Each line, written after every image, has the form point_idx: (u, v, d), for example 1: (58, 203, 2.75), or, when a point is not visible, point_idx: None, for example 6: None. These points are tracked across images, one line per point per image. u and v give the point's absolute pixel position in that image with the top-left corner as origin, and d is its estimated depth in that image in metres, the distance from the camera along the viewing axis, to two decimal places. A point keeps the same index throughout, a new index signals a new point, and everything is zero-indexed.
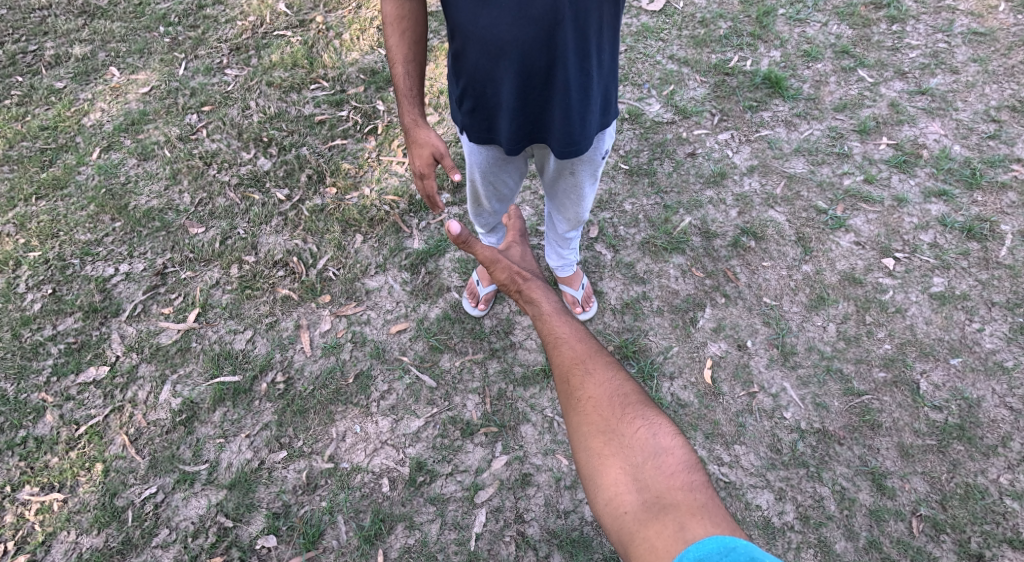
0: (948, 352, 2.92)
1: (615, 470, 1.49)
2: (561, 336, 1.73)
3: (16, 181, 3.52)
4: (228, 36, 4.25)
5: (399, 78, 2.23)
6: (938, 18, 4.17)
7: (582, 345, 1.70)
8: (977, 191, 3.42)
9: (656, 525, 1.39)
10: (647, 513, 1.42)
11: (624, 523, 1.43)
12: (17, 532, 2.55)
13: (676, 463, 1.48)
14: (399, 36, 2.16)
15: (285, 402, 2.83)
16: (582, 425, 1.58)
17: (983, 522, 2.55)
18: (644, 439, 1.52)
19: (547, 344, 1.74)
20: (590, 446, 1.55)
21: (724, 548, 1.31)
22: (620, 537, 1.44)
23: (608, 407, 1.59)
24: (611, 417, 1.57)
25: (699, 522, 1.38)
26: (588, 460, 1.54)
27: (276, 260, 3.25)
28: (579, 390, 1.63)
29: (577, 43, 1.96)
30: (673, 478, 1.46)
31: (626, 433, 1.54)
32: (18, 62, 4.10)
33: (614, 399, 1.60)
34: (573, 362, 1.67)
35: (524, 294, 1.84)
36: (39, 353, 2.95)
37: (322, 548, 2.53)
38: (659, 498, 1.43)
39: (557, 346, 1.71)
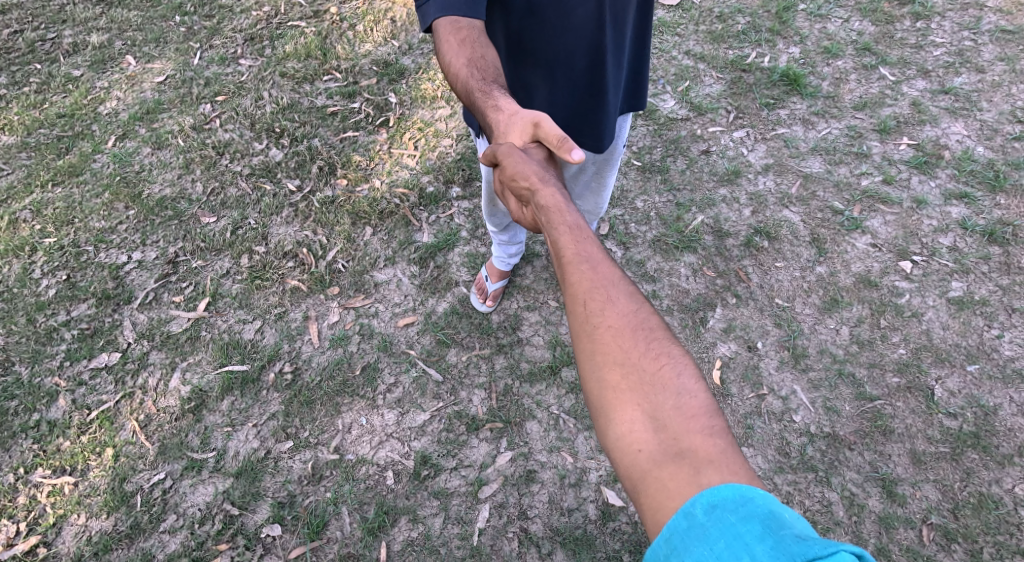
0: (965, 358, 2.86)
1: (631, 406, 1.22)
2: (581, 256, 1.41)
3: (33, 167, 3.56)
4: (243, 26, 4.27)
5: (466, 84, 1.85)
6: (964, 15, 4.10)
7: (602, 267, 1.38)
8: (1001, 194, 3.33)
9: (671, 467, 1.15)
10: (664, 457, 1.16)
11: (635, 466, 1.18)
12: (29, 514, 2.56)
13: (697, 406, 1.21)
14: (458, 47, 1.85)
15: (293, 392, 2.84)
16: (597, 358, 1.27)
17: (997, 533, 2.48)
18: (667, 378, 1.24)
19: (561, 260, 1.42)
20: (602, 380, 1.26)
21: (740, 499, 1.09)
22: (629, 481, 1.19)
23: (629, 337, 1.28)
24: (630, 349, 1.27)
25: (718, 463, 1.15)
26: (600, 395, 1.25)
27: (286, 250, 3.25)
28: (597, 318, 1.31)
29: (615, 41, 2.00)
30: (694, 420, 1.19)
31: (649, 371, 1.25)
32: (36, 49, 4.13)
33: (637, 332, 1.29)
34: (592, 284, 1.35)
35: (540, 205, 1.56)
36: (53, 339, 2.98)
37: (326, 539, 2.51)
38: (676, 441, 1.17)
39: (574, 264, 1.40)
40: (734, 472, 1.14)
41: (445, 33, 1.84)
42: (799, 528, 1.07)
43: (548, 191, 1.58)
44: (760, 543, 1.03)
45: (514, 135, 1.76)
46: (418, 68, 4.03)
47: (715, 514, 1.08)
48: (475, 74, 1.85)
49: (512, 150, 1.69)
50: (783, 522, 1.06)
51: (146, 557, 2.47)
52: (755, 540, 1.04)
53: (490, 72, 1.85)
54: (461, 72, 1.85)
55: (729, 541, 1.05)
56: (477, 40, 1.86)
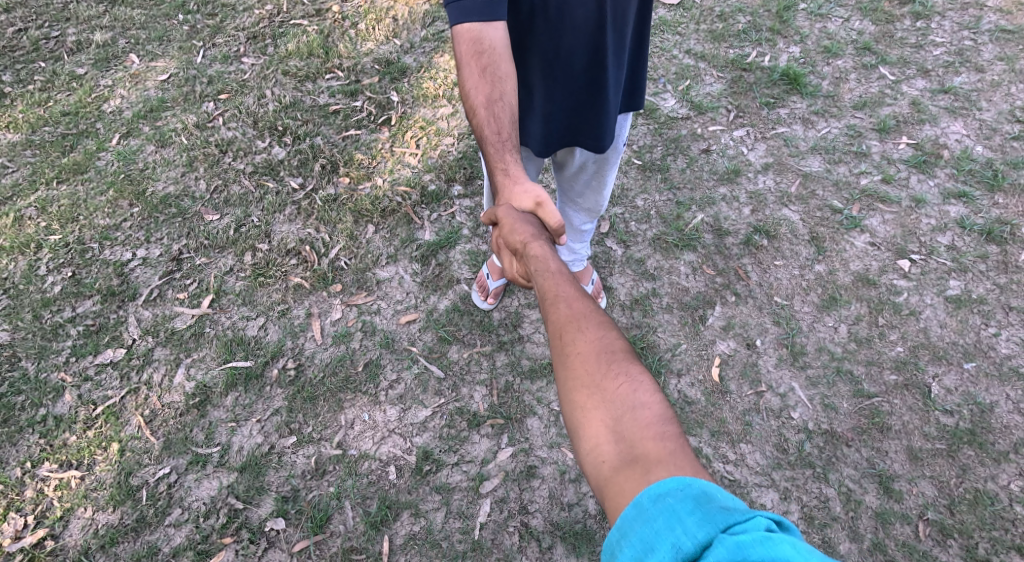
0: (962, 355, 2.89)
1: (593, 419, 1.33)
2: (560, 297, 1.60)
3: (38, 165, 3.59)
4: (246, 24, 4.30)
5: (480, 125, 1.92)
6: (964, 15, 4.12)
7: (575, 302, 1.55)
8: (999, 193, 3.36)
9: (626, 469, 1.25)
10: (621, 461, 1.27)
11: (598, 473, 1.29)
12: (35, 507, 2.59)
13: (651, 413, 1.31)
14: (478, 76, 1.88)
15: (296, 388, 2.86)
16: (567, 380, 1.41)
17: (992, 528, 2.50)
18: (626, 392, 1.34)
19: (545, 302, 1.62)
20: (572, 399, 1.38)
21: (680, 486, 1.18)
22: (596, 489, 1.30)
23: (595, 359, 1.41)
24: (596, 370, 1.39)
25: (667, 462, 1.24)
26: (569, 413, 1.38)
27: (289, 248, 3.28)
28: (568, 345, 1.46)
29: (615, 41, 2.03)
30: (648, 427, 1.29)
31: (609, 387, 1.36)
32: (40, 48, 4.16)
33: (601, 353, 1.42)
34: (565, 318, 1.52)
35: (532, 256, 1.79)
36: (58, 335, 3.01)
37: (329, 533, 2.54)
38: (631, 447, 1.28)
39: (553, 305, 1.59)
40: (682, 468, 1.24)
41: (466, 55, 1.85)
42: (730, 505, 1.15)
43: (538, 246, 1.81)
44: (691, 517, 1.13)
45: (518, 199, 1.95)
46: (420, 67, 4.05)
47: (659, 502, 1.17)
48: (491, 119, 1.91)
49: (511, 212, 1.94)
50: (715, 500, 1.16)
51: (152, 550, 2.50)
52: (689, 517, 1.13)
53: (505, 121, 1.91)
54: (478, 112, 1.90)
55: (667, 519, 1.14)
56: (497, 69, 1.87)
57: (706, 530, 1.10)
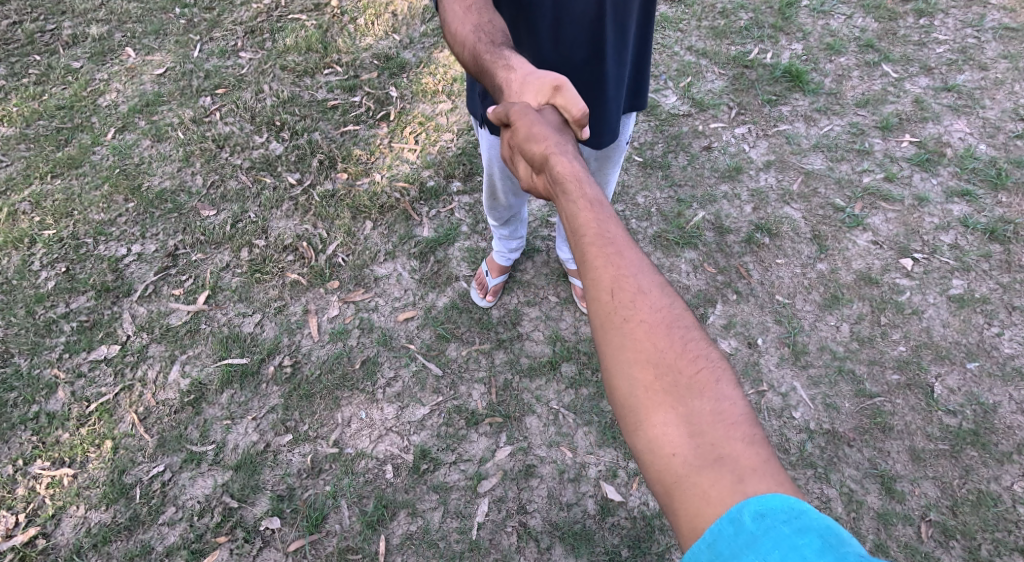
0: (965, 355, 2.86)
1: (664, 406, 1.15)
2: (606, 237, 1.34)
3: (32, 159, 3.55)
4: (243, 18, 4.26)
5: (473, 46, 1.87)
6: (967, 12, 4.09)
7: (628, 251, 1.32)
8: (1003, 192, 3.33)
9: (711, 472, 1.08)
10: (701, 462, 1.09)
11: (669, 469, 1.11)
12: (27, 505, 2.56)
13: (736, 411, 1.15)
14: (463, 13, 1.91)
15: (292, 386, 2.83)
16: (625, 351, 1.21)
17: (995, 530, 2.48)
18: (705, 382, 1.17)
19: (584, 244, 1.35)
20: (635, 376, 1.18)
21: (793, 510, 1.03)
22: (661, 487, 1.12)
23: (662, 333, 1.22)
24: (664, 345, 1.20)
25: (762, 470, 1.08)
26: (629, 391, 1.18)
27: (286, 244, 3.25)
28: (626, 308, 1.24)
29: (616, 35, 1.99)
30: (733, 425, 1.13)
31: (685, 372, 1.18)
32: (35, 41, 4.12)
33: (671, 328, 1.22)
34: (618, 271, 1.28)
35: (557, 176, 1.52)
36: (52, 331, 2.98)
37: (325, 532, 2.51)
38: (715, 446, 1.10)
39: (598, 248, 1.32)
40: (779, 480, 1.08)
41: (452, 5, 1.93)
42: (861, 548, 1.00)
43: (564, 161, 1.54)
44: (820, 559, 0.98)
45: (528, 95, 1.76)
46: (419, 62, 4.02)
47: (765, 525, 1.02)
48: (481, 38, 1.87)
49: (527, 110, 1.71)
50: (842, 539, 1.00)
51: (145, 549, 2.47)
52: (814, 554, 0.98)
53: (497, 33, 1.87)
54: (468, 37, 1.88)
55: (784, 553, 0.99)
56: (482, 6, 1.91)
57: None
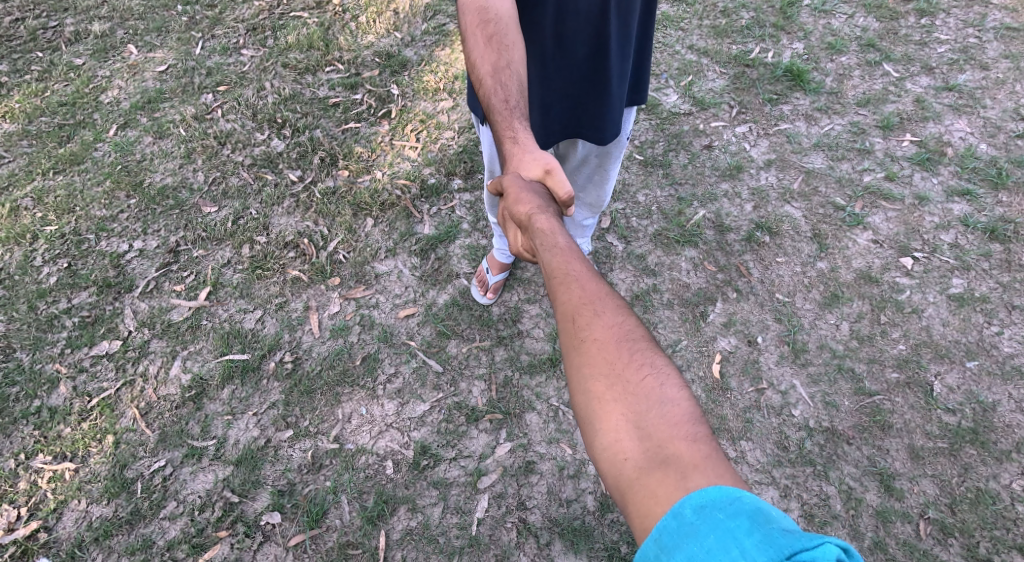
0: (964, 354, 2.87)
1: (615, 414, 1.22)
2: (571, 270, 1.45)
3: (34, 155, 3.56)
4: (245, 16, 4.27)
5: (488, 94, 1.88)
6: (969, 12, 4.09)
7: (588, 281, 1.42)
8: (1003, 191, 3.33)
9: (658, 473, 1.15)
10: (649, 463, 1.16)
11: (621, 472, 1.18)
12: (29, 499, 2.57)
13: (681, 412, 1.21)
14: (484, 45, 1.89)
15: (293, 382, 2.84)
16: (581, 367, 1.29)
17: (993, 528, 2.48)
18: (653, 389, 1.24)
19: (551, 279, 1.46)
20: (589, 389, 1.27)
21: (728, 498, 1.09)
22: (616, 490, 1.19)
23: (616, 348, 1.29)
24: (616, 361, 1.28)
25: (703, 466, 1.15)
26: (585, 404, 1.26)
27: (287, 241, 3.26)
28: (583, 330, 1.33)
29: (619, 29, 2.00)
30: (679, 426, 1.19)
31: (634, 380, 1.25)
32: (38, 38, 4.13)
33: (622, 342, 1.30)
34: (579, 299, 1.38)
35: (537, 229, 1.61)
36: (54, 326, 2.99)
37: (325, 527, 2.52)
38: (660, 446, 1.17)
39: (564, 283, 1.43)
40: (720, 473, 1.14)
41: (473, 27, 1.89)
42: (786, 524, 1.07)
43: (544, 219, 1.63)
44: (749, 537, 1.03)
45: (526, 167, 1.79)
46: (420, 60, 4.02)
47: (704, 514, 1.07)
48: (497, 88, 1.88)
49: (518, 179, 1.77)
50: (770, 517, 1.07)
51: (146, 543, 2.48)
52: (745, 535, 1.03)
53: (513, 89, 1.87)
54: (485, 81, 1.88)
55: (720, 536, 1.04)
56: (504, 37, 1.88)
57: (770, 553, 1.01)
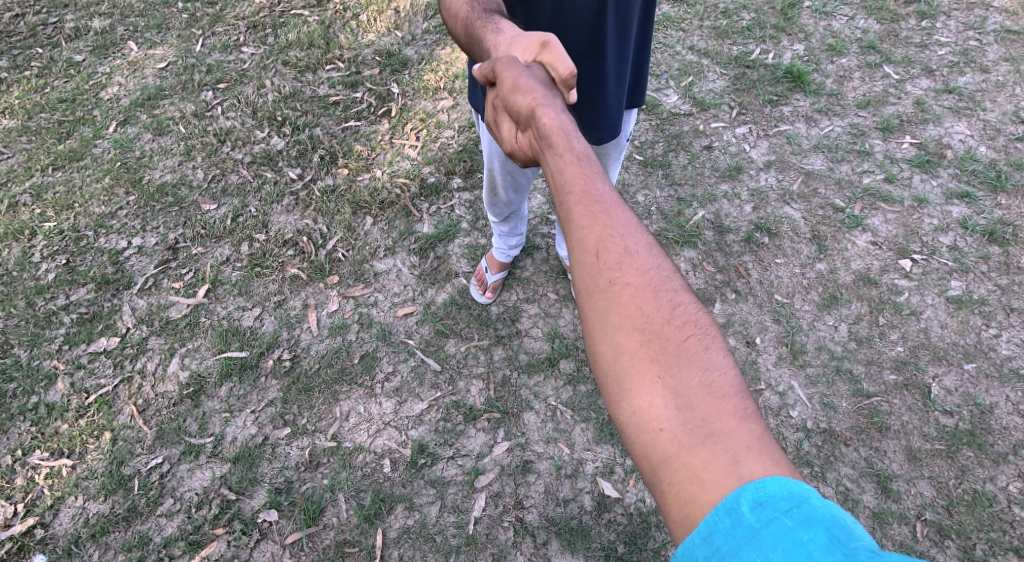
0: (962, 356, 2.87)
1: (651, 378, 1.08)
2: (593, 194, 1.25)
3: (33, 152, 3.56)
4: (246, 13, 4.27)
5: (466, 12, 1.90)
6: (970, 15, 4.10)
7: (616, 210, 1.23)
8: (1002, 194, 3.33)
9: (704, 452, 1.02)
10: (692, 439, 1.03)
11: (657, 446, 1.04)
12: (26, 495, 2.57)
13: (728, 383, 1.08)
14: None
15: (291, 379, 2.84)
16: (610, 317, 1.13)
17: (990, 530, 2.48)
18: (695, 351, 1.10)
19: (568, 202, 1.26)
20: (619, 343, 1.12)
21: (793, 497, 0.98)
22: (647, 463, 1.06)
23: (649, 297, 1.14)
24: (651, 311, 1.13)
25: (756, 450, 1.02)
26: (613, 360, 1.11)
27: (286, 239, 3.25)
28: (611, 270, 1.16)
29: (617, 28, 1.99)
30: (726, 399, 1.07)
31: (674, 340, 1.11)
32: (38, 34, 4.13)
33: (658, 293, 1.15)
34: (605, 232, 1.20)
35: (541, 126, 1.41)
36: (52, 322, 2.99)
37: (322, 525, 2.52)
38: (705, 420, 1.04)
39: (585, 207, 1.23)
40: (774, 460, 1.03)
41: None
42: (870, 542, 0.96)
43: (550, 113, 1.44)
44: (825, 553, 0.93)
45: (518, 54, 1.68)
46: (421, 59, 4.02)
47: (763, 512, 0.97)
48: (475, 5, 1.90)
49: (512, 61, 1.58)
50: (852, 534, 0.96)
51: (143, 540, 2.47)
52: (820, 550, 0.93)
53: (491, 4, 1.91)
54: (462, 6, 1.92)
55: (786, 548, 0.94)
56: None
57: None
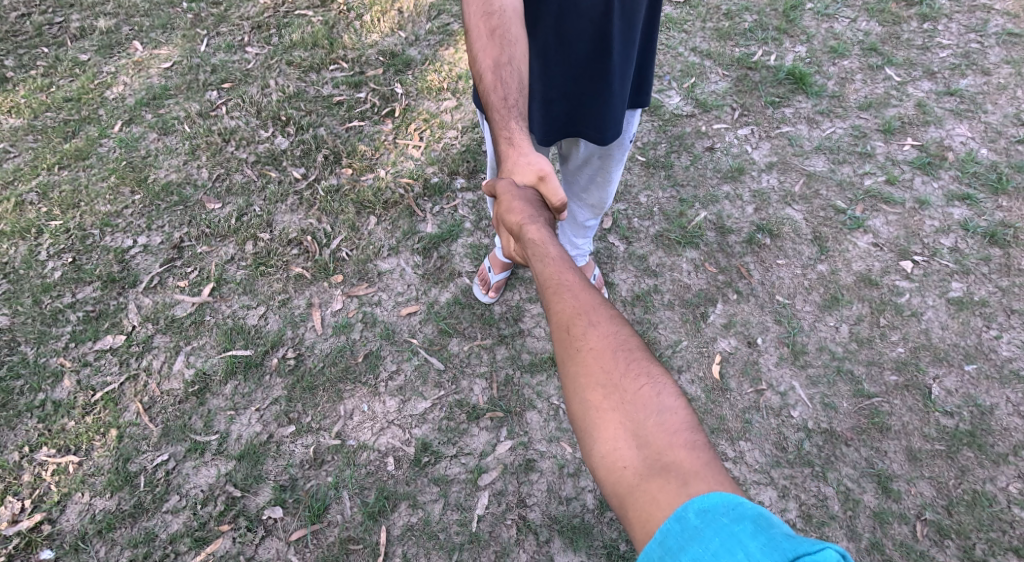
0: (962, 357, 2.88)
1: (614, 422, 1.24)
2: (564, 281, 1.47)
3: (39, 150, 3.58)
4: (251, 14, 4.29)
5: (491, 90, 1.94)
6: (972, 17, 4.11)
7: (584, 290, 1.44)
8: (1003, 196, 3.34)
9: (659, 480, 1.16)
10: (648, 469, 1.18)
11: (621, 480, 1.19)
12: (33, 492, 2.59)
13: (680, 419, 1.24)
14: (486, 38, 1.94)
15: (295, 377, 2.86)
16: (578, 377, 1.31)
17: (989, 530, 2.50)
18: (650, 394, 1.26)
19: (545, 291, 1.48)
20: (585, 397, 1.29)
21: (730, 504, 1.10)
22: (615, 496, 1.20)
23: (612, 356, 1.32)
24: (612, 368, 1.30)
25: (703, 473, 1.17)
26: (581, 412, 1.28)
27: (291, 238, 3.27)
28: (578, 339, 1.35)
29: (623, 29, 2.01)
30: (677, 433, 1.22)
31: (632, 387, 1.27)
32: (44, 33, 4.15)
33: (619, 351, 1.32)
34: (574, 310, 1.40)
35: (529, 238, 1.66)
36: (58, 320, 3.01)
37: (327, 522, 2.54)
38: (659, 453, 1.19)
39: (557, 292, 1.45)
40: (720, 479, 1.16)
41: (476, 19, 1.95)
42: (787, 529, 1.09)
43: (537, 227, 1.68)
44: (754, 540, 1.05)
45: (519, 171, 1.89)
46: (425, 59, 4.04)
47: (709, 519, 1.09)
48: (498, 83, 1.94)
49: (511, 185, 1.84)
50: (772, 523, 1.09)
51: (149, 536, 2.49)
52: (749, 538, 1.05)
53: (513, 86, 1.94)
54: (487, 76, 1.94)
55: (724, 540, 1.06)
56: (508, 31, 1.94)
57: (773, 555, 1.02)
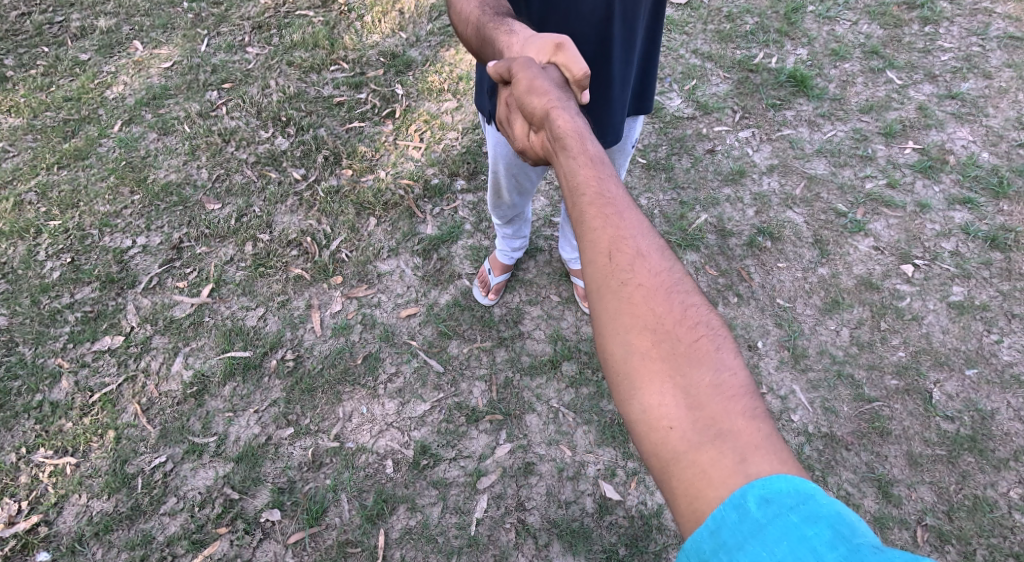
0: (963, 362, 2.87)
1: (661, 376, 1.09)
2: (606, 198, 1.27)
3: (38, 150, 3.57)
4: (251, 14, 4.29)
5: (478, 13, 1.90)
6: (973, 21, 4.11)
7: (629, 213, 1.25)
8: (1005, 200, 3.34)
9: (713, 449, 1.03)
10: (700, 437, 1.04)
11: (665, 441, 1.06)
12: (30, 493, 2.58)
13: (738, 384, 1.09)
14: None
15: (294, 379, 2.85)
16: (621, 317, 1.15)
17: (990, 535, 2.49)
18: (705, 351, 1.11)
19: (583, 206, 1.28)
20: (628, 341, 1.13)
21: (800, 496, 0.99)
22: (655, 459, 1.07)
23: (661, 299, 1.15)
24: (663, 313, 1.14)
25: (764, 450, 1.03)
26: (624, 358, 1.13)
27: (290, 239, 3.26)
28: (624, 272, 1.18)
29: (624, 34, 2.00)
30: (735, 399, 1.07)
31: (685, 341, 1.12)
32: (44, 33, 4.15)
33: (670, 294, 1.16)
34: (617, 236, 1.21)
35: (556, 130, 1.44)
36: (56, 321, 3.00)
37: (325, 525, 2.53)
38: (714, 419, 1.05)
39: (598, 210, 1.25)
40: (782, 460, 1.03)
41: None
42: (873, 539, 0.98)
43: (565, 116, 1.46)
44: (830, 550, 0.95)
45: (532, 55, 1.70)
46: (425, 60, 4.03)
47: (770, 508, 0.98)
48: (486, 10, 1.90)
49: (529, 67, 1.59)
50: (854, 530, 0.97)
51: (146, 538, 2.48)
52: (825, 546, 0.95)
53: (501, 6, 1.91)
54: (473, 11, 1.92)
55: (792, 543, 0.96)
56: None
57: None
